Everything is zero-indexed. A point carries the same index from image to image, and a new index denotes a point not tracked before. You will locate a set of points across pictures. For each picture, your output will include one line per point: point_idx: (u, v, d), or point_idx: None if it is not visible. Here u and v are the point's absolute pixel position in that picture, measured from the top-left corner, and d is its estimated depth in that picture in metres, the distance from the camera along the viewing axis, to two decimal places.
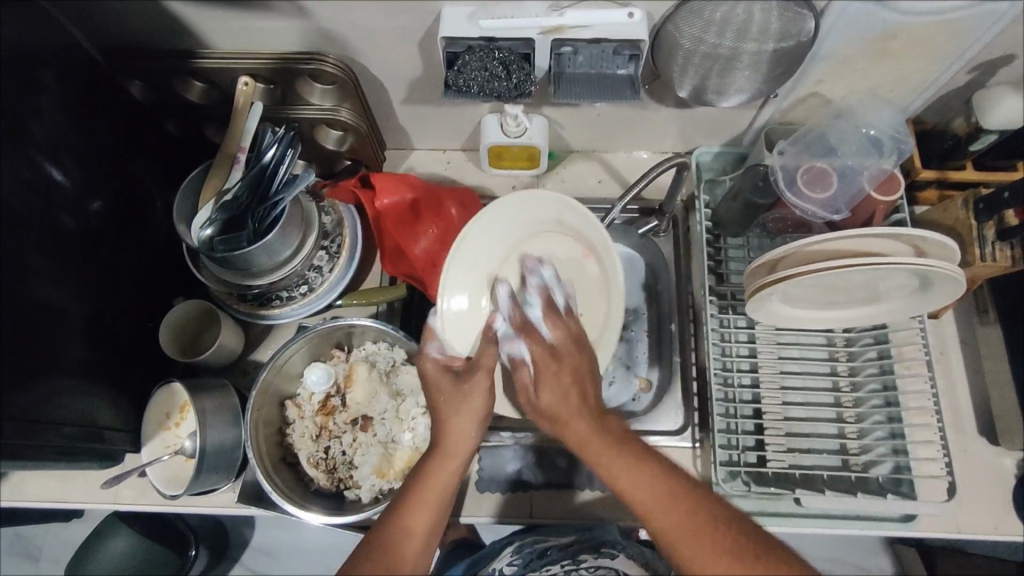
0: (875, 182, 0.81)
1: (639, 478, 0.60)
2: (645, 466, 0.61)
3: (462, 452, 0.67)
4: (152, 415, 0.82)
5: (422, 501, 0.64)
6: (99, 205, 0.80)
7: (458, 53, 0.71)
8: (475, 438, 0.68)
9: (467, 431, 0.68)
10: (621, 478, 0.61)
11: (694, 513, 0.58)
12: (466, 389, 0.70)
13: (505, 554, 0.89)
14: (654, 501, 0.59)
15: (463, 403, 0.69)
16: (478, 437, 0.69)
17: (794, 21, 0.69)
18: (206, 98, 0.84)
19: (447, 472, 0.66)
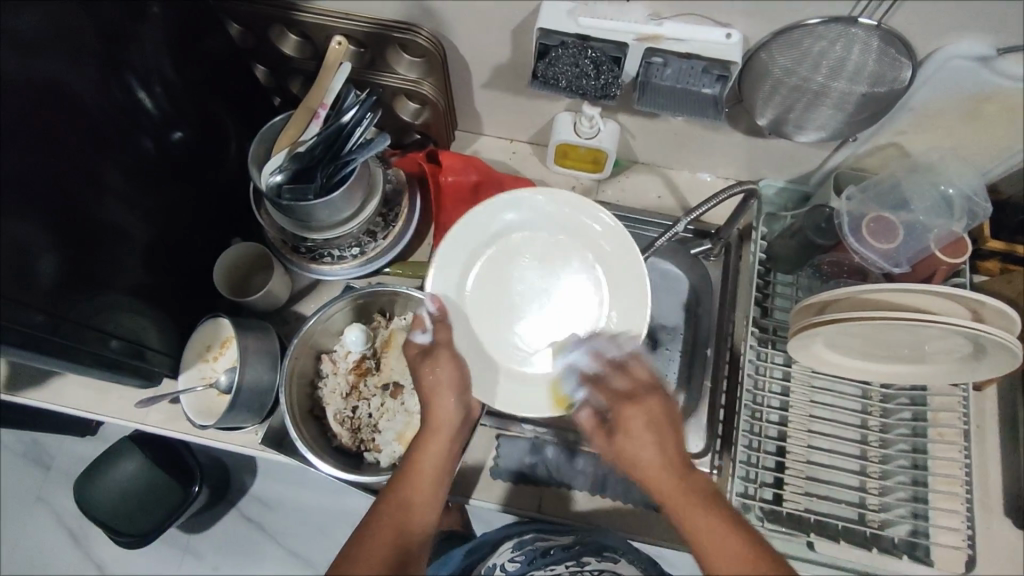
0: (940, 242, 0.79)
1: (676, 482, 0.59)
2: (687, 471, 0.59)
3: (445, 425, 0.68)
4: (194, 345, 0.84)
5: (411, 475, 0.65)
6: (179, 136, 0.84)
7: (550, 46, 0.72)
8: (458, 410, 0.69)
9: (451, 407, 0.69)
10: (663, 477, 0.60)
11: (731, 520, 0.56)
12: (433, 358, 0.72)
13: (504, 551, 0.86)
14: (672, 495, 0.58)
15: (438, 377, 0.70)
16: (463, 409, 0.70)
17: (892, 65, 0.68)
18: (300, 52, 0.87)
19: (435, 448, 0.67)
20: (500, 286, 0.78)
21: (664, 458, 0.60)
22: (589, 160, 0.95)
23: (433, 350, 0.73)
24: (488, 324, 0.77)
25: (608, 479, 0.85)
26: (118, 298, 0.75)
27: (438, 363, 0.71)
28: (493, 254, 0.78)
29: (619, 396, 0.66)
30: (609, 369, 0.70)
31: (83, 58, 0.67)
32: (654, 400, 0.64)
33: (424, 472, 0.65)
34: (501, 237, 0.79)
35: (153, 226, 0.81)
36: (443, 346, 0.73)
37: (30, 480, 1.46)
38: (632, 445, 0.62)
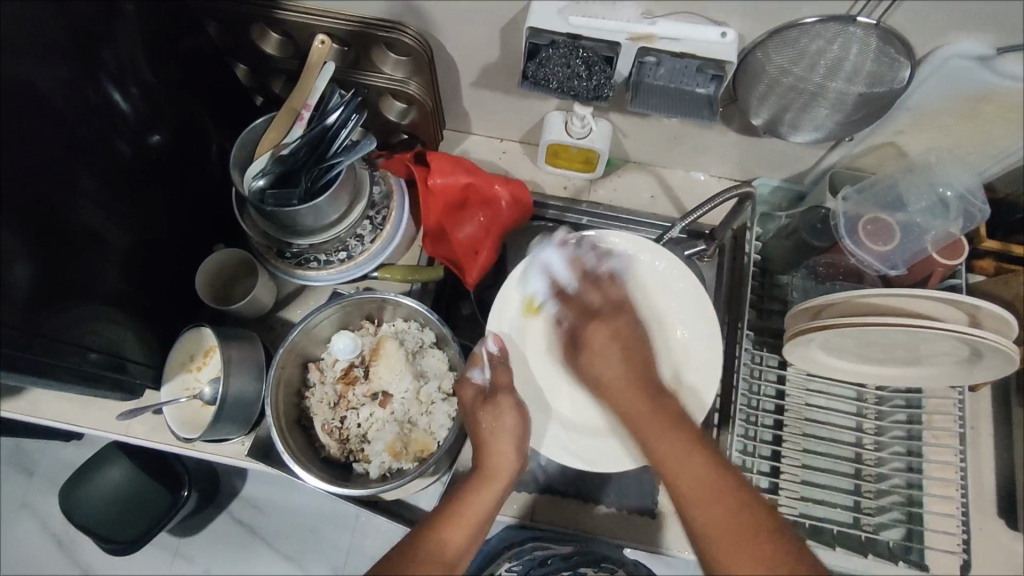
0: (937, 244, 0.78)
1: (694, 466, 0.56)
2: (706, 457, 0.57)
3: (504, 474, 0.67)
4: (177, 356, 0.81)
5: (464, 512, 0.63)
6: (158, 138, 0.81)
7: (541, 46, 0.70)
8: (516, 461, 0.68)
9: (509, 453, 0.68)
10: (675, 454, 0.57)
11: (722, 492, 0.54)
12: (497, 403, 0.71)
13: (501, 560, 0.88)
14: (697, 489, 0.55)
15: (498, 425, 0.70)
16: (520, 460, 0.69)
17: (890, 65, 0.67)
18: (281, 51, 0.83)
19: (488, 493, 0.65)
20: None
21: (626, 372, 0.64)
22: (581, 160, 0.93)
23: (494, 395, 0.72)
24: (546, 356, 0.77)
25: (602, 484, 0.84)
26: (94, 307, 0.72)
27: (497, 410, 0.71)
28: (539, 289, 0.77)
29: (602, 315, 0.69)
30: (566, 277, 0.74)
31: (52, 57, 0.64)
32: (620, 321, 0.67)
33: (472, 506, 0.64)
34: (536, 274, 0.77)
35: (132, 232, 0.78)
36: (501, 389, 0.73)
37: (14, 486, 1.43)
38: (600, 352, 0.66)
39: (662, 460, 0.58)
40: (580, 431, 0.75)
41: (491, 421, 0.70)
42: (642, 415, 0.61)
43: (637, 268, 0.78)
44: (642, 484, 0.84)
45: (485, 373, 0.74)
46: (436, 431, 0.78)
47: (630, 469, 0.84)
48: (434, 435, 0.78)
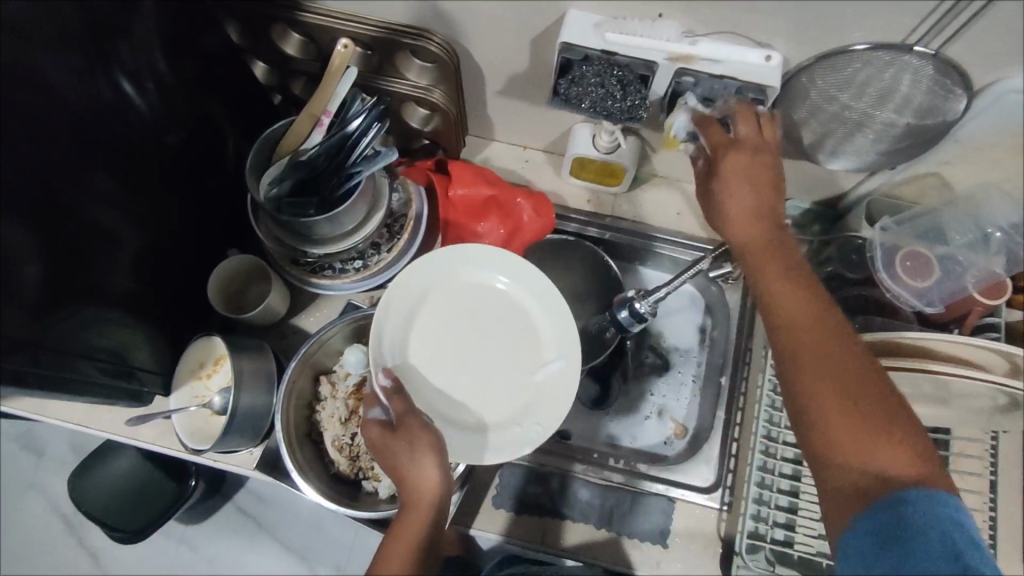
0: (979, 284, 0.74)
1: (827, 350, 0.53)
2: (837, 335, 0.54)
3: (426, 498, 0.62)
4: (186, 362, 0.80)
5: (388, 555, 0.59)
6: (173, 138, 0.78)
7: (573, 61, 0.66)
8: (438, 481, 0.63)
9: (426, 474, 0.63)
10: (807, 340, 0.54)
11: (864, 382, 0.51)
12: (403, 433, 0.65)
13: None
14: (815, 361, 0.52)
15: (414, 446, 0.64)
16: (443, 478, 0.64)
17: (944, 96, 0.63)
18: (302, 52, 0.80)
19: (412, 524, 0.61)
20: (462, 346, 0.74)
21: (759, 204, 0.61)
22: (607, 173, 0.90)
23: (399, 422, 0.66)
24: (451, 373, 0.73)
25: (614, 512, 0.82)
26: (107, 312, 0.71)
27: (409, 437, 0.65)
28: (411, 314, 0.74)
29: (740, 155, 0.61)
30: (732, 109, 0.64)
31: (63, 51, 0.62)
32: (764, 160, 0.62)
33: (396, 549, 0.60)
34: (402, 307, 0.74)
35: (143, 233, 0.76)
36: (407, 414, 0.66)
37: (24, 467, 1.44)
38: (738, 201, 0.61)
39: (763, 271, 0.58)
40: (499, 429, 0.72)
41: (411, 436, 0.65)
42: (779, 292, 0.57)
43: (482, 263, 0.76)
44: (655, 512, 0.82)
45: (385, 407, 0.68)
46: None
47: (643, 497, 0.82)
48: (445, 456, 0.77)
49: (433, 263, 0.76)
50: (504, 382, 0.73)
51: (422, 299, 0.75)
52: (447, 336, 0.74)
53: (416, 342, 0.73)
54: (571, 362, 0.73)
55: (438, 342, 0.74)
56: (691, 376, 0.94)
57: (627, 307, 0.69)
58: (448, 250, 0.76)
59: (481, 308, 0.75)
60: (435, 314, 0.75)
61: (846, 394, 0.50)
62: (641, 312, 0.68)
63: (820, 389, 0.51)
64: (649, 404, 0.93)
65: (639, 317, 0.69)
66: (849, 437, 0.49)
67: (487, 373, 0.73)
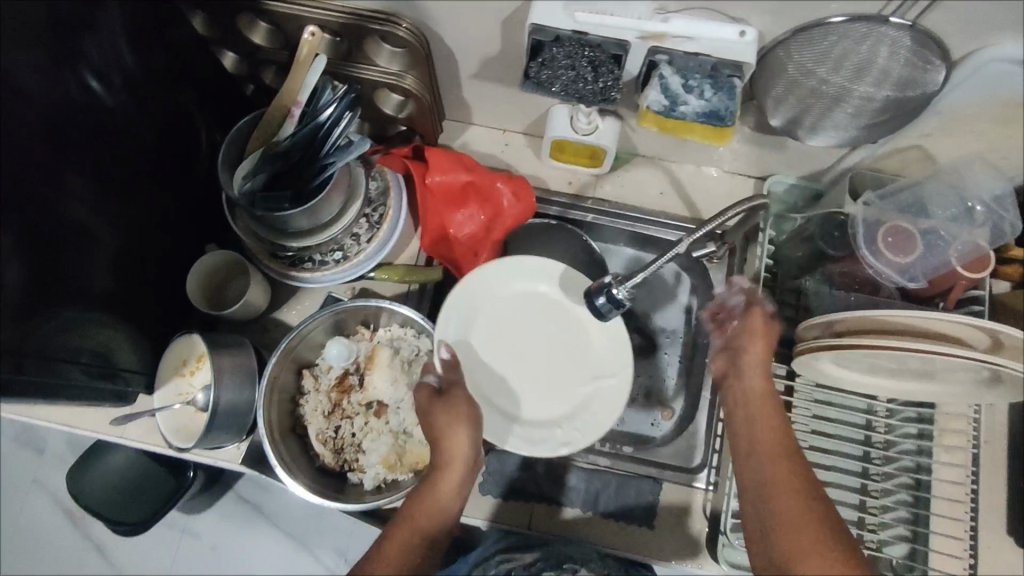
0: (962, 258, 0.73)
1: (782, 465, 0.59)
2: (777, 423, 0.63)
3: (457, 463, 0.67)
4: (168, 362, 0.79)
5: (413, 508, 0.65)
6: (145, 134, 0.77)
7: (544, 42, 0.64)
8: (467, 449, 0.67)
9: (460, 442, 0.67)
10: (743, 415, 0.65)
11: (802, 471, 0.58)
12: (448, 400, 0.70)
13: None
14: (781, 475, 0.58)
15: (453, 417, 0.69)
16: (473, 447, 0.68)
17: (923, 68, 0.61)
18: (269, 41, 0.78)
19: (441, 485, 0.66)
20: (517, 347, 0.80)
21: (765, 389, 0.65)
22: (587, 154, 0.89)
23: (448, 392, 0.71)
24: (500, 360, 0.79)
25: (601, 495, 0.82)
26: (91, 314, 0.71)
27: (453, 407, 0.69)
28: (481, 303, 0.80)
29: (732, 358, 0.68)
30: (749, 318, 0.67)
31: (30, 51, 0.60)
32: (754, 349, 0.67)
33: (422, 504, 0.65)
34: (474, 293, 0.80)
35: (122, 234, 0.75)
36: (452, 385, 0.72)
37: (24, 463, 1.45)
38: (753, 407, 0.65)
39: (740, 406, 0.66)
40: (536, 425, 0.78)
41: (452, 409, 0.69)
42: (753, 407, 0.65)
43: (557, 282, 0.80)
44: (641, 494, 0.82)
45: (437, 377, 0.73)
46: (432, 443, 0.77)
47: (629, 480, 0.83)
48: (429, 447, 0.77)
49: (514, 267, 0.81)
50: (548, 386, 0.79)
51: (494, 293, 0.80)
52: (513, 333, 0.80)
53: (480, 330, 0.79)
54: (624, 381, 0.76)
55: (499, 334, 0.80)
56: (678, 356, 0.93)
57: (605, 293, 0.68)
58: (532, 259, 0.80)
59: (549, 323, 0.80)
60: (499, 310, 0.80)
61: (792, 516, 0.55)
62: (619, 298, 0.68)
63: (786, 501, 0.56)
64: (636, 388, 0.91)
65: (617, 303, 0.68)
66: (785, 474, 0.58)
67: (536, 374, 0.79)
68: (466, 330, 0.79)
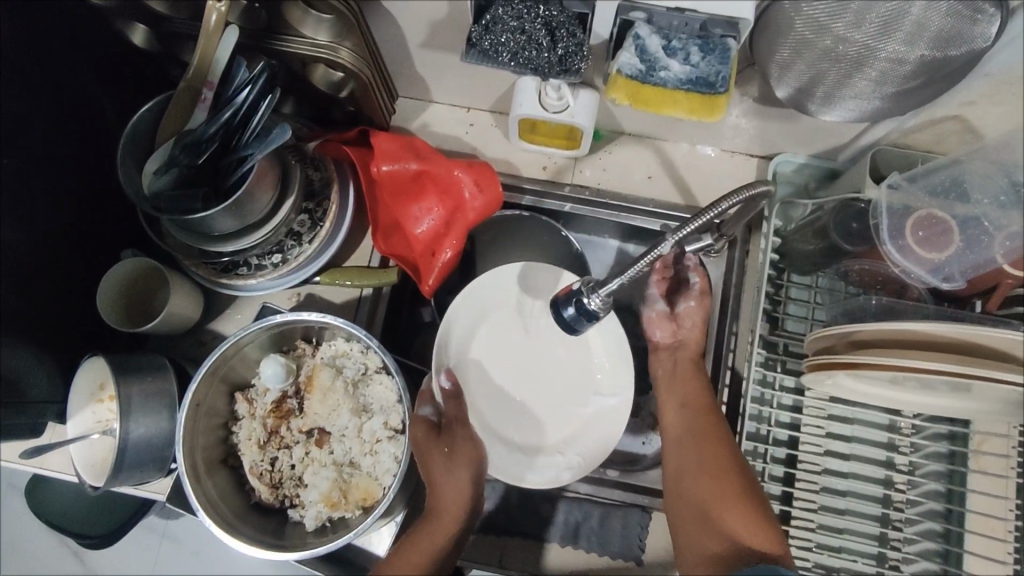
0: (1009, 253, 0.59)
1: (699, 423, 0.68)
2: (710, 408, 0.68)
3: (455, 506, 0.63)
4: (81, 385, 0.69)
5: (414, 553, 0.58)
6: (37, 126, 0.65)
7: (491, 1, 0.52)
8: (468, 491, 0.64)
9: (461, 482, 0.64)
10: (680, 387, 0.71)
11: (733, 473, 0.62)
12: (451, 441, 0.65)
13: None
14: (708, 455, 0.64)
15: (456, 455, 0.65)
16: (474, 491, 0.64)
17: (970, 21, 0.48)
18: (176, 10, 0.66)
19: (440, 533, 0.61)
20: (525, 371, 0.71)
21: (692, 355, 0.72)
22: (562, 135, 0.77)
23: (447, 428, 0.66)
24: (507, 383, 0.71)
25: (581, 527, 0.72)
26: None
27: (453, 444, 0.65)
28: (485, 322, 0.71)
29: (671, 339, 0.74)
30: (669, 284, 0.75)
31: None
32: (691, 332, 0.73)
33: (422, 545, 0.59)
34: (478, 310, 0.71)
35: (20, 243, 0.64)
36: (455, 422, 0.66)
37: None
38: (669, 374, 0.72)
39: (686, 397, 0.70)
40: (542, 455, 0.68)
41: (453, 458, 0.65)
42: (679, 377, 0.71)
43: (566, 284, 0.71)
44: (628, 527, 0.71)
45: (436, 408, 0.68)
46: (381, 476, 0.66)
47: (614, 510, 0.72)
48: (379, 481, 0.66)
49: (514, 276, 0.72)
50: (555, 412, 0.70)
51: (496, 310, 0.72)
52: (520, 355, 0.71)
53: (487, 352, 0.71)
54: (625, 401, 0.68)
55: (504, 353, 0.71)
56: None
57: (575, 303, 0.56)
58: (534, 267, 0.71)
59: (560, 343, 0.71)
60: (502, 326, 0.72)
61: (721, 492, 0.61)
62: (592, 308, 0.56)
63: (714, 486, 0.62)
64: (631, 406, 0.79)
65: (590, 314, 0.56)
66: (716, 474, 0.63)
67: (548, 398, 0.71)
68: (467, 352, 0.71)
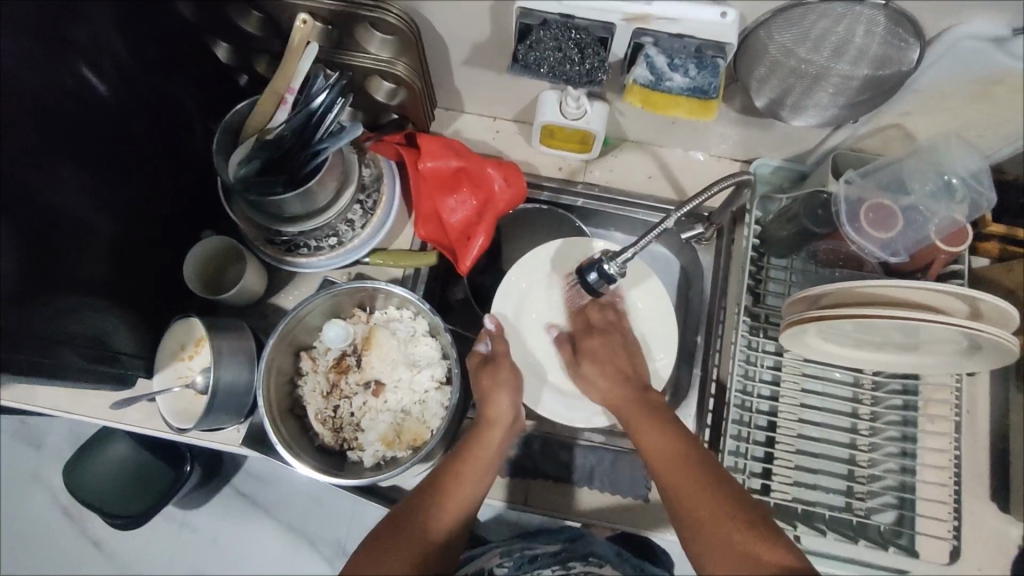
0: (942, 233, 0.76)
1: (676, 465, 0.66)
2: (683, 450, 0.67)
3: (500, 422, 0.75)
4: (168, 344, 0.80)
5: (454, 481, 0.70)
6: (138, 124, 0.76)
7: (532, 26, 0.66)
8: (511, 409, 0.75)
9: (506, 404, 0.75)
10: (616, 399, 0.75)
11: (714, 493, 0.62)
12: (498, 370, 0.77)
13: (492, 554, 0.78)
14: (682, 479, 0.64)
15: (498, 380, 0.76)
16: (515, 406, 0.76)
17: (899, 47, 0.63)
18: (262, 29, 0.78)
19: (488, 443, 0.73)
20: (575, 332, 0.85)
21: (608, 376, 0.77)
22: (577, 140, 0.91)
23: (494, 359, 0.78)
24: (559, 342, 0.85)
25: (594, 470, 0.84)
26: (86, 299, 0.71)
27: (496, 368, 0.77)
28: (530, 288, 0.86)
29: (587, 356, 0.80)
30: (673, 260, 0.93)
31: (13, 39, 0.59)
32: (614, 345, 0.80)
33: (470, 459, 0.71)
34: (525, 277, 0.86)
35: (117, 223, 0.75)
36: (501, 356, 0.78)
37: (21, 461, 1.31)
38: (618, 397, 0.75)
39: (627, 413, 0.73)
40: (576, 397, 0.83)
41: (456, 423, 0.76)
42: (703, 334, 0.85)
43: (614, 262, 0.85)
44: (636, 469, 0.84)
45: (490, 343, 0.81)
46: (429, 420, 0.78)
47: (623, 455, 0.84)
48: (427, 425, 0.79)
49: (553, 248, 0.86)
50: None
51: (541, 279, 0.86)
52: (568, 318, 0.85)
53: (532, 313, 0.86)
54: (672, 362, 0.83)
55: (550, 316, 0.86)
56: None
57: (596, 269, 0.69)
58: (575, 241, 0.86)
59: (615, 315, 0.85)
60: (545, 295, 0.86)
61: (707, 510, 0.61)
62: (610, 273, 0.69)
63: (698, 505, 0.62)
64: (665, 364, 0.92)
65: (609, 278, 0.69)
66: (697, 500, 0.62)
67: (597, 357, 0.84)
68: (514, 311, 0.86)
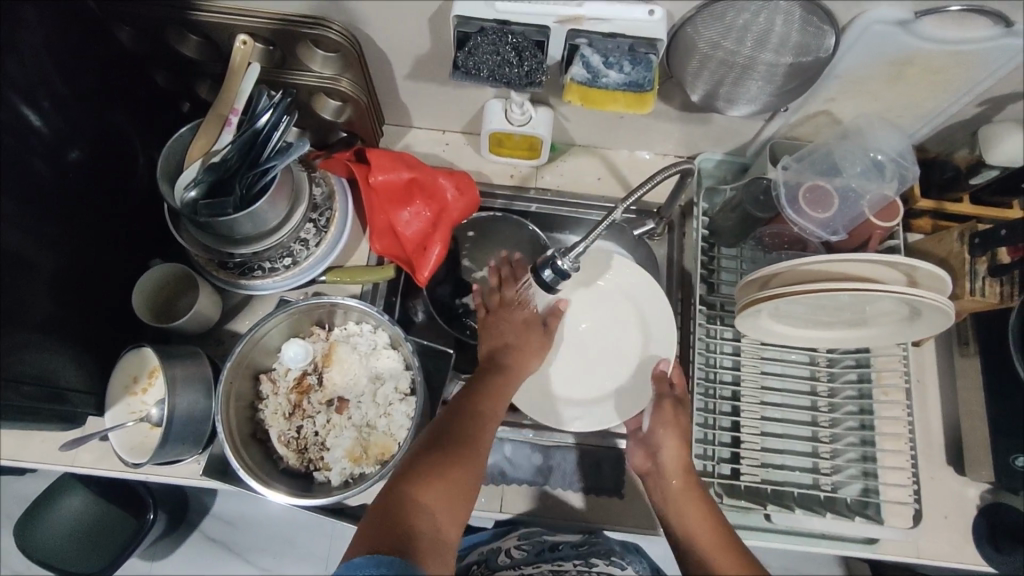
0: (874, 207, 0.81)
1: (710, 526, 0.65)
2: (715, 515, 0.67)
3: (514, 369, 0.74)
4: (119, 378, 0.79)
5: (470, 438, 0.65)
6: (78, 154, 0.75)
7: (470, 34, 0.68)
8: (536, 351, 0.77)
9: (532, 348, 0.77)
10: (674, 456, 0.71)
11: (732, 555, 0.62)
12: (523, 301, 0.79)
13: (510, 538, 0.87)
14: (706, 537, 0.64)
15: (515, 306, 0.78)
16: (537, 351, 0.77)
17: (815, 35, 0.67)
18: (201, 54, 0.79)
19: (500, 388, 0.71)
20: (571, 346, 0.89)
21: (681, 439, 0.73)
22: (525, 146, 0.92)
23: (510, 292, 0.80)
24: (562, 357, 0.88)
25: (561, 469, 0.84)
26: (28, 336, 0.68)
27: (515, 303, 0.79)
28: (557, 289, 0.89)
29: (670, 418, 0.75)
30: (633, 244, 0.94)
31: None
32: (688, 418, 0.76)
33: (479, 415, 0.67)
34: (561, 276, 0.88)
35: (61, 257, 0.73)
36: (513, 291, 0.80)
37: None
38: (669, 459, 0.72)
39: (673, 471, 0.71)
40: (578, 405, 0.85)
41: (496, 384, 0.71)
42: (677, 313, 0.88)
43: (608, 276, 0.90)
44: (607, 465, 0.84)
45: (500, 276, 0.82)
46: (396, 432, 0.77)
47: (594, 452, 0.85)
48: (394, 437, 0.78)
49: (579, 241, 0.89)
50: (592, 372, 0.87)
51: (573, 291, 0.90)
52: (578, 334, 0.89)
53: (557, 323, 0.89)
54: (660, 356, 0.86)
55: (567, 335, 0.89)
56: None
57: (551, 266, 0.70)
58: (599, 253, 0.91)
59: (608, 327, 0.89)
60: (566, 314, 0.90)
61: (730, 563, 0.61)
62: (564, 268, 0.70)
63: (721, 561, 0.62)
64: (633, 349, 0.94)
65: (563, 273, 0.70)
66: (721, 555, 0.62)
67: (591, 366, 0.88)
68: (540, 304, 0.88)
